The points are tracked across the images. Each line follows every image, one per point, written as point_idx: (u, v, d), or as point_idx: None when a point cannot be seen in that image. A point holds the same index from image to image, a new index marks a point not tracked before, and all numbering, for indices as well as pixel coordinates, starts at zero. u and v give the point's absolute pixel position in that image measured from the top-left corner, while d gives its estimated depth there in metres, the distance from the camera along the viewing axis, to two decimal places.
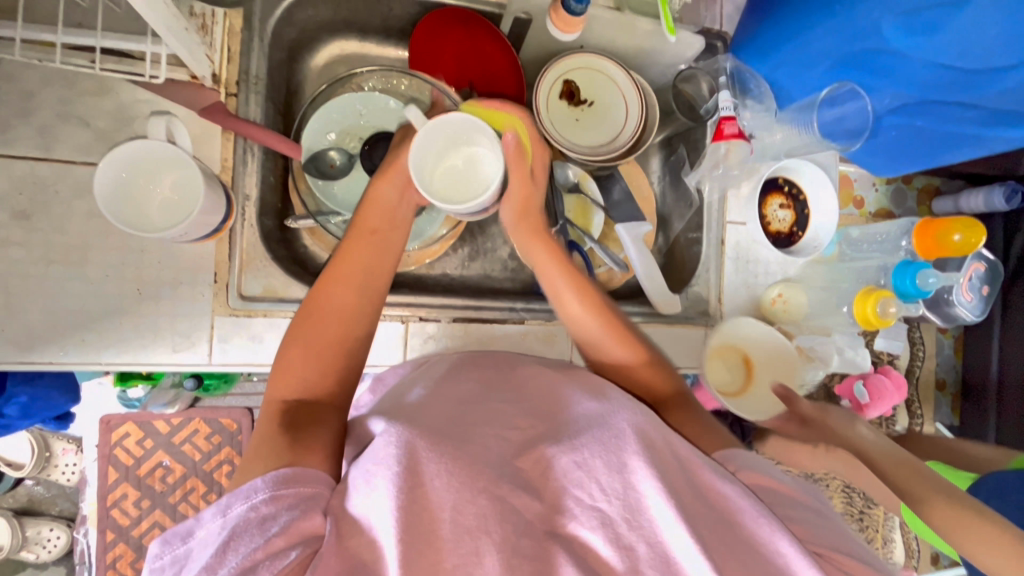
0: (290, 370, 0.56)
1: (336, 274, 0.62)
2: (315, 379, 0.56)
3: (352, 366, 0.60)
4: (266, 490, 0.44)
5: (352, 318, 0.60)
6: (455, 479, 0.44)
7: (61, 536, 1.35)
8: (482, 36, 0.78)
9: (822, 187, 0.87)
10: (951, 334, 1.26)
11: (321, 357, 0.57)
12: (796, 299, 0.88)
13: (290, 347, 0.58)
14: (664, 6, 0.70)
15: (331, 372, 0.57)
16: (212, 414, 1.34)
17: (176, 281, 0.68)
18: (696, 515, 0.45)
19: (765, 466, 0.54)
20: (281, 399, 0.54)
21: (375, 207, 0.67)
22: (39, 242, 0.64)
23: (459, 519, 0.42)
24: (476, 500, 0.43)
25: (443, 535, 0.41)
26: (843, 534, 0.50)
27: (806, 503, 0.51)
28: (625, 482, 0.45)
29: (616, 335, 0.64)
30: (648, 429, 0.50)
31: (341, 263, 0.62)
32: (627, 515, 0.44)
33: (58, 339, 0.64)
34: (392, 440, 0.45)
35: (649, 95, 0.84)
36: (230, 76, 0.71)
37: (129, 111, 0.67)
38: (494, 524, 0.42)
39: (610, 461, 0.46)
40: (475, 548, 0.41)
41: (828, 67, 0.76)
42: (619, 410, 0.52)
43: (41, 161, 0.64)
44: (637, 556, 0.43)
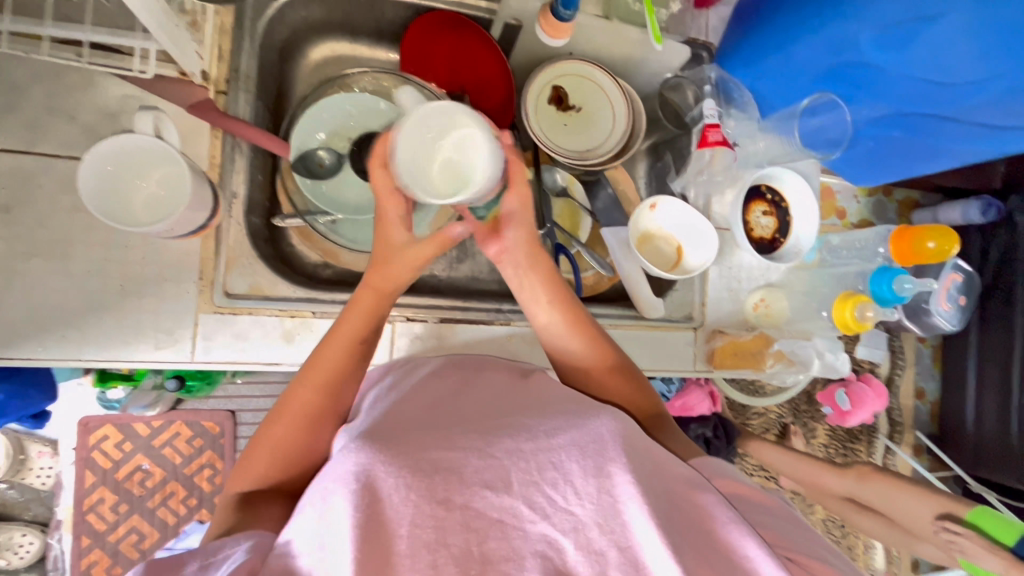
0: (253, 464, 0.56)
1: (306, 375, 0.59)
2: (279, 474, 0.56)
3: (318, 455, 0.58)
4: (200, 560, 0.44)
5: (326, 421, 0.58)
6: (413, 493, 0.43)
7: (34, 542, 1.30)
8: (472, 39, 0.80)
9: (801, 194, 0.90)
10: (930, 343, 1.31)
11: (285, 434, 0.56)
12: (777, 304, 0.92)
13: (259, 442, 0.57)
14: (650, 15, 0.73)
15: (297, 466, 0.57)
16: (193, 418, 1.33)
17: (160, 277, 0.67)
18: (672, 521, 0.45)
19: (731, 472, 0.57)
20: (240, 493, 0.55)
21: (361, 310, 0.62)
22: (20, 235, 0.63)
23: (416, 534, 0.42)
24: (434, 512, 0.43)
25: (397, 550, 0.41)
26: (811, 539, 0.52)
27: (767, 502, 0.55)
28: (600, 485, 0.46)
29: (598, 356, 0.65)
30: (626, 439, 0.50)
31: (314, 366, 0.59)
32: (600, 518, 0.44)
33: (39, 336, 0.63)
34: (353, 460, 0.45)
35: (636, 102, 0.85)
36: (219, 74, 0.71)
37: (115, 106, 0.67)
38: (452, 536, 0.42)
39: (586, 465, 0.47)
40: (431, 562, 0.41)
41: (809, 79, 0.78)
42: (602, 415, 0.52)
43: (25, 154, 0.64)
44: (606, 561, 0.43)
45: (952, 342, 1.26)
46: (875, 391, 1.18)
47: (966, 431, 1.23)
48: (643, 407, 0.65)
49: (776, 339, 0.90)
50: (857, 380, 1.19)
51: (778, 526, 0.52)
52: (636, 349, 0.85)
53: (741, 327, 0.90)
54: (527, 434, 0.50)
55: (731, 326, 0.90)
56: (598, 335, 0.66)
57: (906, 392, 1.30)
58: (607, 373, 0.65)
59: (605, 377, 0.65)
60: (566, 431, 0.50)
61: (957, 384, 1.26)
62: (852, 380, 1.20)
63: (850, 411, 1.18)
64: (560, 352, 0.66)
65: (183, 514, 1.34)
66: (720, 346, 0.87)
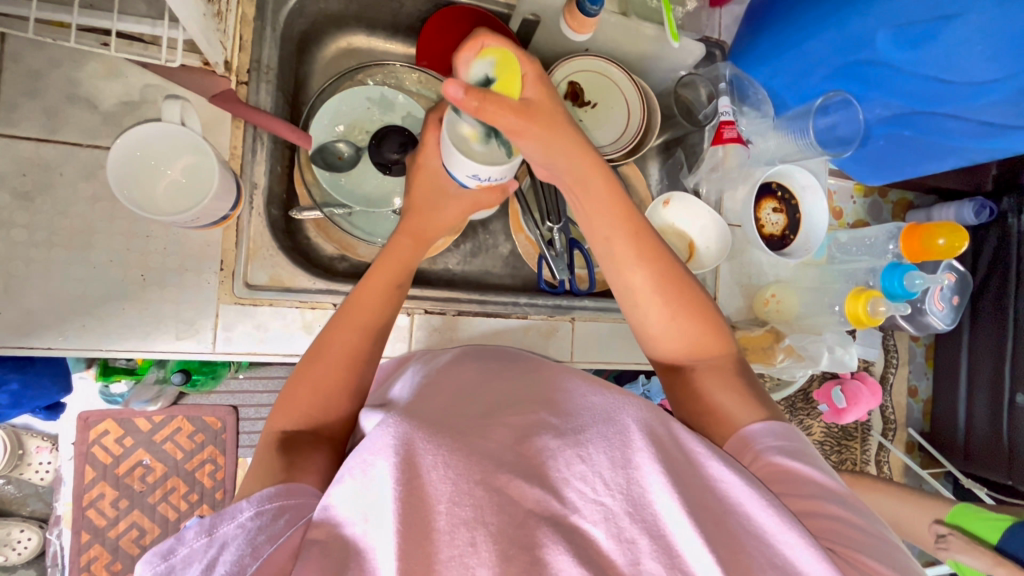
0: (293, 402, 0.56)
1: (345, 318, 0.60)
2: (318, 413, 0.56)
3: (355, 401, 0.59)
4: (251, 508, 0.45)
5: (364, 365, 0.59)
6: (452, 471, 0.44)
7: (32, 538, 1.28)
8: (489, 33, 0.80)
9: (811, 190, 0.91)
10: (924, 342, 1.34)
11: (330, 372, 0.57)
12: (788, 299, 0.92)
13: (297, 384, 0.57)
14: (668, 12, 0.73)
15: (335, 411, 0.57)
16: (195, 413, 1.32)
17: (181, 267, 0.67)
18: (702, 510, 0.46)
19: (791, 450, 0.54)
20: (280, 431, 0.54)
21: (396, 262, 0.64)
22: (40, 224, 0.62)
23: (455, 511, 0.43)
24: (472, 491, 0.44)
25: (437, 528, 0.42)
26: (870, 527, 0.49)
27: (838, 494, 0.51)
28: (628, 476, 0.46)
29: (664, 295, 0.61)
30: (653, 424, 0.51)
31: (356, 309, 0.60)
32: (630, 508, 0.45)
33: (59, 325, 0.63)
34: (390, 430, 0.45)
35: (651, 98, 0.87)
36: (241, 64, 0.71)
37: (137, 95, 0.67)
38: (490, 515, 0.43)
39: (614, 456, 0.47)
40: (470, 540, 0.42)
41: (822, 76, 0.80)
42: (624, 406, 0.53)
43: (46, 143, 0.63)
44: (638, 549, 0.44)
45: (944, 340, 1.29)
46: (870, 387, 1.21)
47: (960, 427, 1.26)
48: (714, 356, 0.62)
49: (786, 334, 0.91)
50: (852, 378, 1.21)
51: (843, 518, 0.49)
52: None
53: (750, 322, 0.92)
54: (550, 427, 0.51)
55: (739, 321, 0.91)
56: (674, 274, 0.61)
57: (900, 389, 1.33)
58: (680, 315, 0.61)
59: (675, 321, 0.61)
60: (595, 424, 0.50)
61: (949, 381, 1.28)
62: (847, 379, 1.22)
63: (847, 407, 1.20)
64: (621, 284, 0.62)
65: (184, 510, 1.33)
66: None
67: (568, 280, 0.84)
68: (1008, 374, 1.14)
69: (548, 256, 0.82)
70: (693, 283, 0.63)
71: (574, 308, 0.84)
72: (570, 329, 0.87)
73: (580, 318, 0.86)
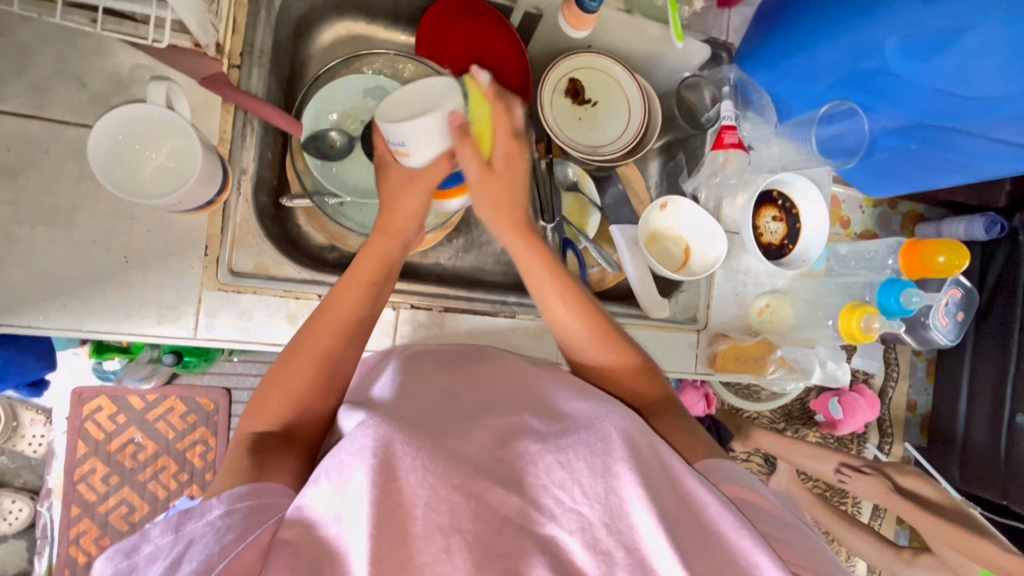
0: (268, 404, 0.56)
1: (320, 318, 0.60)
2: (291, 414, 0.56)
3: (327, 401, 0.59)
4: (221, 506, 0.45)
5: (336, 363, 0.59)
6: (431, 475, 0.43)
7: (23, 510, 1.29)
8: (490, 26, 0.79)
9: (814, 201, 0.89)
10: (925, 357, 1.31)
11: (302, 373, 0.57)
12: (783, 310, 0.91)
13: (269, 383, 0.57)
14: (673, 12, 0.72)
15: (305, 411, 0.57)
16: (188, 393, 1.33)
17: (166, 251, 0.66)
18: (677, 524, 0.46)
19: (738, 476, 0.56)
20: (251, 433, 0.54)
21: (374, 257, 0.62)
22: (25, 202, 0.62)
23: (432, 516, 0.42)
24: (450, 497, 0.43)
25: (413, 531, 0.41)
26: (814, 548, 0.51)
27: (781, 516, 0.54)
28: (608, 485, 0.45)
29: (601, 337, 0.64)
30: (636, 434, 0.50)
31: (331, 308, 0.60)
32: (607, 520, 0.44)
33: (40, 304, 0.62)
34: (376, 430, 0.44)
35: (653, 101, 0.85)
36: (234, 47, 0.69)
37: (127, 75, 0.66)
38: (466, 522, 0.43)
39: (594, 464, 0.46)
40: (446, 547, 0.41)
41: (828, 85, 0.78)
42: (606, 412, 0.52)
43: (33, 119, 0.62)
44: (614, 561, 0.43)
45: (947, 357, 1.26)
46: (867, 401, 1.19)
47: (956, 447, 1.24)
48: (659, 402, 0.64)
49: (779, 346, 0.90)
50: (851, 390, 1.19)
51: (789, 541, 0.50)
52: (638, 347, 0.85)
53: (744, 331, 0.90)
54: (532, 433, 0.51)
55: (733, 329, 0.90)
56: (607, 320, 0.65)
57: (899, 404, 1.31)
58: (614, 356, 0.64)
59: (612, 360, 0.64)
60: (578, 430, 0.49)
61: (949, 399, 1.26)
62: (846, 390, 1.20)
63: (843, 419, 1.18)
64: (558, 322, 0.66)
65: (173, 489, 1.34)
66: (723, 350, 0.87)
67: None
68: (1009, 395, 1.12)
69: None
70: (620, 328, 0.67)
71: None
72: None
73: None
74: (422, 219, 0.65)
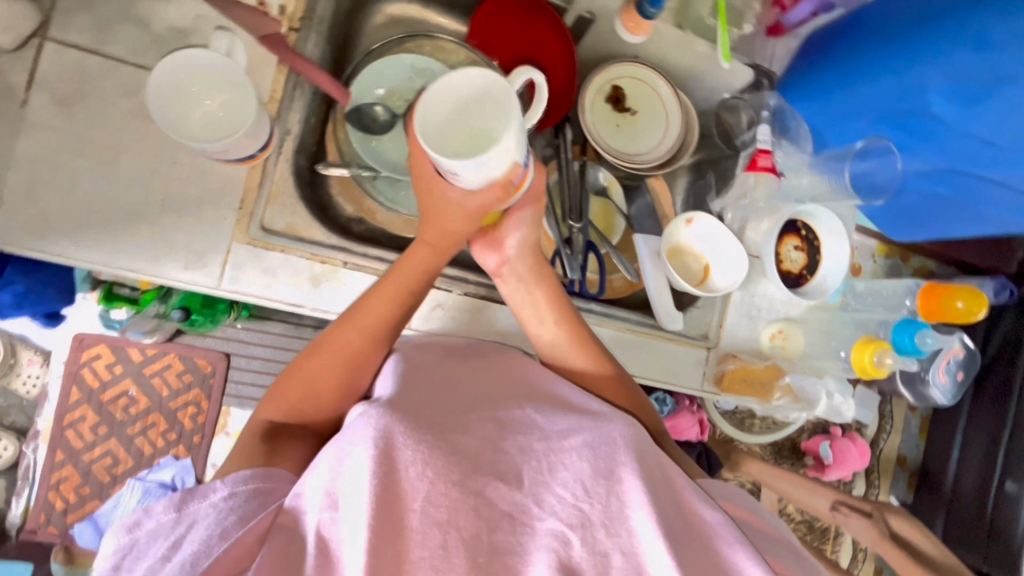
0: (285, 396, 0.57)
1: (348, 318, 0.59)
2: (307, 410, 0.57)
3: (347, 402, 0.59)
4: (225, 489, 0.47)
5: (359, 368, 0.59)
6: (431, 470, 0.44)
7: (8, 449, 1.27)
8: (542, 25, 0.81)
9: (837, 235, 0.90)
10: (920, 414, 1.32)
11: (324, 373, 0.57)
12: (795, 339, 0.91)
13: (289, 376, 0.58)
14: (723, 33, 0.74)
15: (324, 409, 0.58)
16: (188, 352, 1.33)
17: (202, 199, 0.67)
18: (675, 532, 0.47)
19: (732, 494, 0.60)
20: (266, 421, 0.56)
21: (412, 268, 0.61)
22: (74, 132, 0.63)
23: (430, 511, 0.43)
24: (448, 492, 0.44)
25: (410, 525, 0.42)
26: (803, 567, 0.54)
27: (777, 538, 0.57)
28: (609, 488, 0.48)
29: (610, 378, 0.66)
30: (640, 443, 0.52)
31: (360, 311, 0.59)
32: (605, 520, 0.46)
33: (73, 235, 0.63)
34: (379, 421, 0.44)
35: (691, 115, 0.87)
36: (295, 12, 0.71)
37: (189, 24, 0.67)
38: (464, 519, 0.44)
39: (597, 466, 0.48)
40: (442, 542, 0.43)
41: (865, 122, 0.80)
42: (614, 417, 0.54)
43: (92, 54, 0.64)
44: (610, 563, 0.45)
45: (942, 414, 1.26)
46: (859, 450, 1.21)
47: (942, 506, 1.24)
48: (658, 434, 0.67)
49: (788, 373, 0.92)
50: (843, 437, 1.21)
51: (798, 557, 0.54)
52: (644, 355, 0.86)
53: (755, 355, 0.91)
54: (533, 428, 0.52)
55: (744, 351, 0.90)
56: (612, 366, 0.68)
57: (888, 456, 1.32)
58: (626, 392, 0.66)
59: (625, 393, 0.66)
60: (579, 431, 0.51)
61: (941, 457, 1.26)
62: (839, 437, 1.22)
63: (833, 464, 1.20)
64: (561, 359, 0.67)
65: (160, 447, 1.33)
66: (731, 370, 0.88)
67: (577, 281, 0.84)
68: (1001, 461, 1.12)
69: (563, 254, 0.82)
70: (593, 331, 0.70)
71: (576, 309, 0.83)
72: None
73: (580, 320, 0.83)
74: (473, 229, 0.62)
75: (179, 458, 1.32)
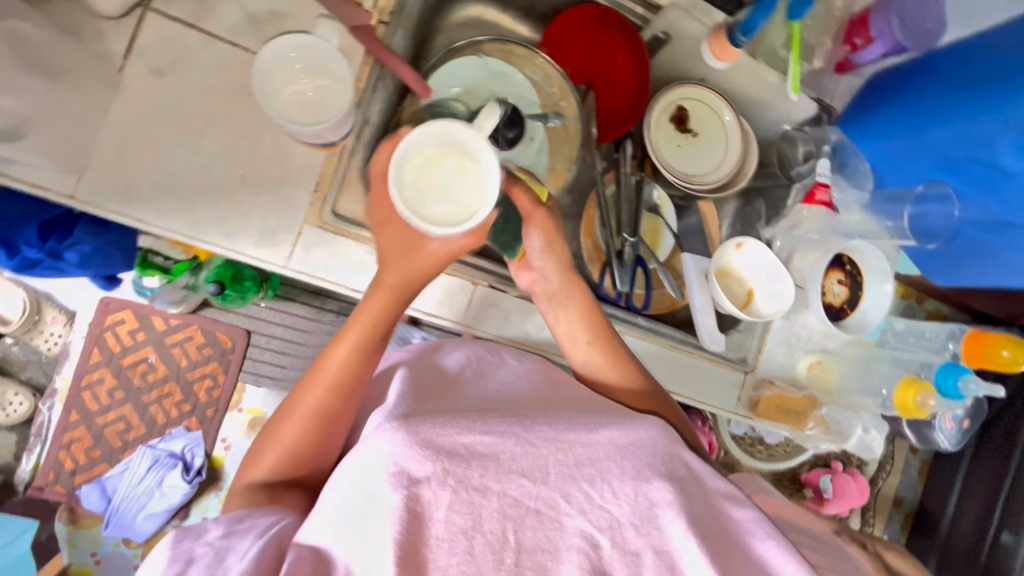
0: (266, 458, 0.56)
1: (319, 369, 0.57)
2: (294, 467, 0.55)
3: (329, 450, 0.57)
4: (219, 529, 0.46)
5: (335, 416, 0.56)
6: (453, 476, 0.43)
7: (23, 403, 1.27)
8: (616, 43, 0.84)
9: (880, 274, 0.92)
10: (922, 456, 1.33)
11: (300, 427, 0.55)
12: (831, 369, 0.93)
13: (271, 436, 0.57)
14: (796, 67, 0.76)
15: (309, 464, 0.56)
16: (211, 326, 1.34)
17: (281, 179, 0.69)
18: (708, 532, 0.46)
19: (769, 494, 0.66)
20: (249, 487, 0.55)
21: (377, 308, 0.59)
22: (166, 102, 0.64)
23: (454, 519, 0.41)
24: (473, 497, 0.42)
25: (433, 533, 0.40)
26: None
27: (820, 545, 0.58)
28: (638, 488, 0.46)
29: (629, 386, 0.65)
30: (664, 446, 0.51)
31: (328, 360, 0.57)
32: (636, 521, 0.45)
33: (153, 202, 0.64)
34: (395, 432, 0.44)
35: (752, 142, 0.88)
36: (386, 5, 0.72)
37: (284, 7, 0.68)
38: (490, 522, 0.42)
39: (625, 467, 0.47)
40: (468, 549, 0.41)
41: (929, 165, 0.80)
42: (644, 422, 0.53)
43: (190, 28, 0.65)
44: (642, 563, 0.43)
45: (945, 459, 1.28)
46: (858, 488, 1.22)
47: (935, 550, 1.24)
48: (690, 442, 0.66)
49: (823, 404, 0.94)
50: (844, 473, 1.22)
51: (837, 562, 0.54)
52: (685, 372, 0.88)
53: (790, 383, 0.92)
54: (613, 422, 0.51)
55: (779, 379, 0.92)
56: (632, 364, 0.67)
57: (886, 496, 1.32)
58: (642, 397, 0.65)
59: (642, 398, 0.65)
60: (608, 428, 0.51)
61: (939, 501, 1.28)
62: (839, 472, 1.23)
63: (832, 498, 1.20)
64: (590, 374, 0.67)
65: (173, 416, 1.33)
66: (767, 397, 0.89)
67: (625, 294, 0.87)
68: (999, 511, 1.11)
69: (614, 265, 0.85)
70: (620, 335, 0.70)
71: (627, 320, 0.85)
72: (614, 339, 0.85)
73: (628, 331, 0.85)
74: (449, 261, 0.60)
75: (191, 430, 1.32)
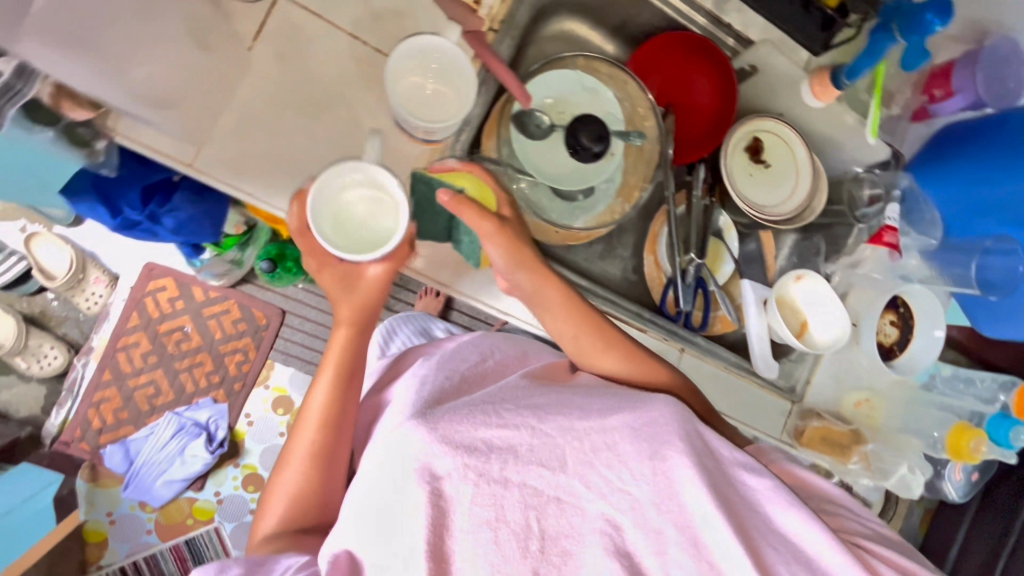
0: (275, 507, 0.61)
1: (303, 417, 0.63)
2: (305, 509, 0.61)
3: (332, 481, 0.62)
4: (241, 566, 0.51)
5: (331, 449, 0.62)
6: (473, 463, 0.47)
7: (58, 357, 1.26)
8: (705, 71, 0.87)
9: (934, 317, 0.94)
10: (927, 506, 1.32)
11: (299, 473, 0.61)
12: (880, 408, 0.96)
13: (276, 490, 0.62)
14: (876, 111, 0.80)
15: (316, 500, 0.61)
16: (249, 302, 1.34)
17: (384, 169, 0.71)
18: (731, 504, 0.47)
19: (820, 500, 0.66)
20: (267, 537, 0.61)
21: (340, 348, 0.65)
22: (286, 85, 0.67)
23: (477, 509, 0.45)
24: (496, 490, 0.46)
25: (453, 528, 0.45)
26: None
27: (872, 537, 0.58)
28: (656, 467, 0.47)
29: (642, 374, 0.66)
30: (685, 421, 0.51)
31: (307, 410, 0.63)
32: (658, 498, 0.46)
33: (263, 177, 0.67)
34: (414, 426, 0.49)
35: (821, 179, 0.91)
36: (497, 14, 0.76)
37: (404, 5, 0.71)
38: (513, 513, 0.45)
39: (640, 446, 0.48)
40: (494, 537, 0.45)
41: (1003, 217, 0.83)
42: (658, 400, 0.53)
43: (317, 17, 0.68)
44: (665, 540, 0.45)
45: None
46: None
47: None
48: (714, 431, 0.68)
49: (868, 441, 0.95)
50: None
51: (886, 557, 0.52)
52: (738, 396, 0.90)
53: (836, 417, 0.94)
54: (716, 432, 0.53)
55: (826, 411, 0.94)
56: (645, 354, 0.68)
57: None
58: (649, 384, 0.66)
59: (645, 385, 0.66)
60: (621, 411, 0.52)
61: None
62: None
63: None
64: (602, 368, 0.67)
65: (202, 387, 1.32)
66: (814, 427, 0.91)
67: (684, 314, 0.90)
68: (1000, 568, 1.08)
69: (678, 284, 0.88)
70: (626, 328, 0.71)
71: (689, 338, 0.87)
72: (677, 356, 0.87)
73: (690, 350, 0.87)
74: (390, 285, 0.66)
75: (218, 402, 1.32)
